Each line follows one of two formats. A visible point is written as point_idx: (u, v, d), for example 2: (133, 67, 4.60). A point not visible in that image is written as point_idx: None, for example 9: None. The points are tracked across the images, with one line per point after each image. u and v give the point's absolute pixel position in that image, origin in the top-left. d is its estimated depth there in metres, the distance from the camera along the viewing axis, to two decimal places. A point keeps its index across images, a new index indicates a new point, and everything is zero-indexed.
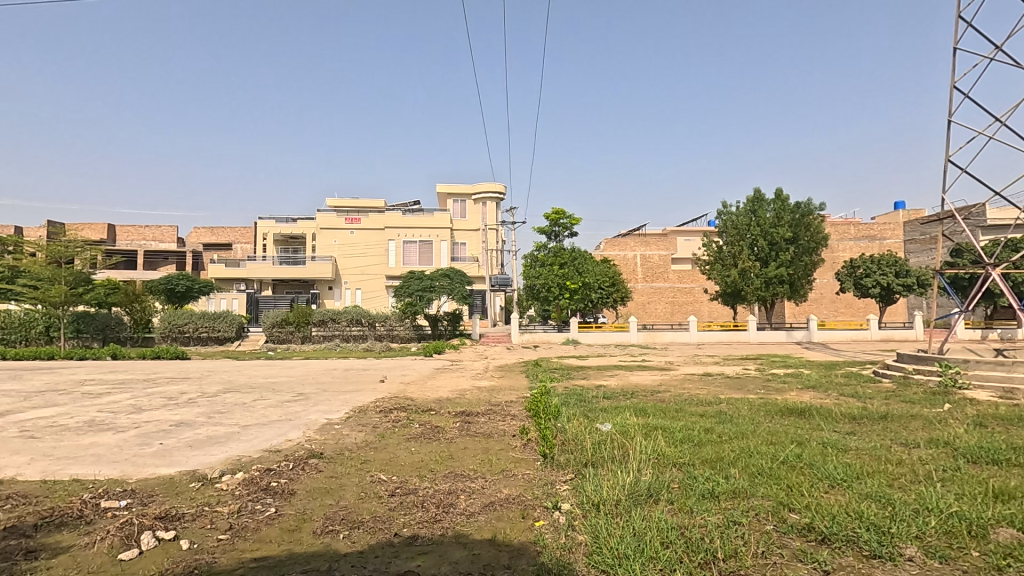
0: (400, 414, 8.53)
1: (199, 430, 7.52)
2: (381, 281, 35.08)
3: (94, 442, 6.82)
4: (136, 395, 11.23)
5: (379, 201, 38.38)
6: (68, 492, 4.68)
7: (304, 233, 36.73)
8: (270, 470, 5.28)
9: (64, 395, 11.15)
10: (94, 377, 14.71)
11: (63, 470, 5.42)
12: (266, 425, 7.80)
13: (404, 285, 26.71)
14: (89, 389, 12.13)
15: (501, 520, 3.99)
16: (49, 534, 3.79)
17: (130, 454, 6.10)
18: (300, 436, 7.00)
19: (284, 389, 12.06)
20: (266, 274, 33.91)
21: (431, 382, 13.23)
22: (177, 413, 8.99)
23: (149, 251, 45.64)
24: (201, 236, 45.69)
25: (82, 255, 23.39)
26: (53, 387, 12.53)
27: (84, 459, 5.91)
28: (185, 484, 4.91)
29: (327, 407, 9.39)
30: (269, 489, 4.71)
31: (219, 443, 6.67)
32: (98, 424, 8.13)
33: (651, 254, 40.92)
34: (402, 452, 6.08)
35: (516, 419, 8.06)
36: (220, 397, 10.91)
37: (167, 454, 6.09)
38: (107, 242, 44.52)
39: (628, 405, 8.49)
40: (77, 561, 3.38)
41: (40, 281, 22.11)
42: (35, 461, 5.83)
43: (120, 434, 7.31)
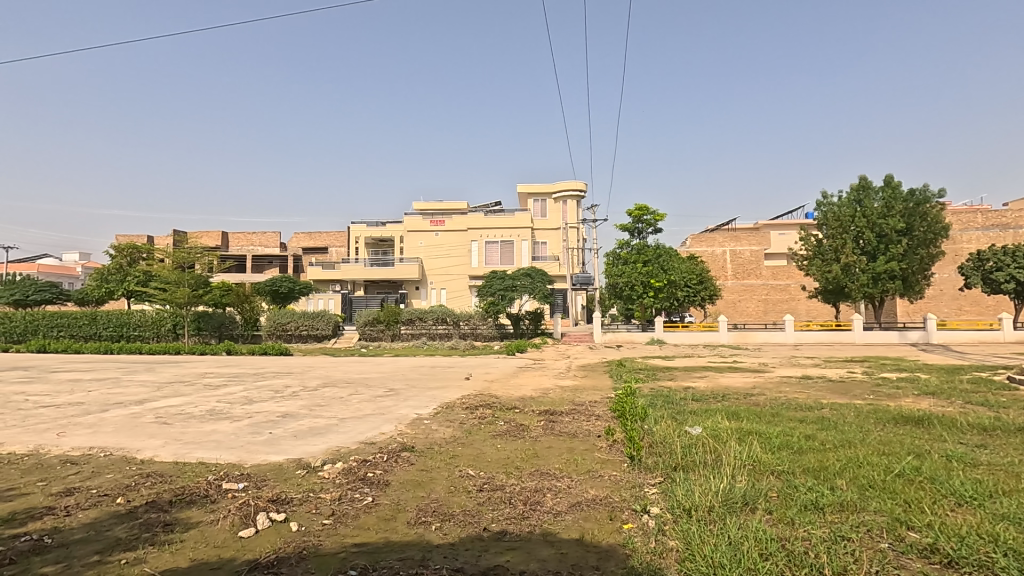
0: (485, 411, 8.73)
1: (302, 422, 8.09)
2: (464, 281, 35.98)
3: (215, 429, 7.58)
4: (249, 387, 12.34)
5: (462, 202, 39.47)
6: (195, 473, 5.24)
7: (393, 235, 38.62)
8: (366, 461, 5.60)
9: (190, 387, 12.47)
10: (213, 370, 16.31)
11: (190, 454, 6.06)
12: (362, 418, 8.28)
13: (488, 284, 27.25)
14: (209, 381, 13.47)
15: (589, 521, 3.96)
16: (181, 510, 4.26)
17: (245, 442, 6.71)
18: (392, 429, 7.36)
19: (376, 385, 12.73)
20: (358, 276, 36.06)
21: (515, 380, 13.40)
22: (283, 405, 9.77)
23: (257, 255, 49.84)
24: (300, 241, 49.56)
25: (201, 261, 25.87)
26: (180, 379, 14.06)
27: (207, 444, 6.58)
28: (292, 470, 5.33)
29: (416, 403, 9.79)
30: (366, 479, 4.99)
31: (320, 434, 7.17)
32: (218, 413, 9.02)
33: (741, 250, 38.93)
34: (489, 449, 6.21)
35: (600, 420, 7.96)
36: (320, 391, 11.71)
37: (276, 443, 6.63)
38: (221, 248, 49.23)
39: (718, 408, 8.11)
40: (205, 535, 3.77)
41: (168, 283, 24.76)
42: (167, 445, 6.56)
43: (233, 423, 8.03)
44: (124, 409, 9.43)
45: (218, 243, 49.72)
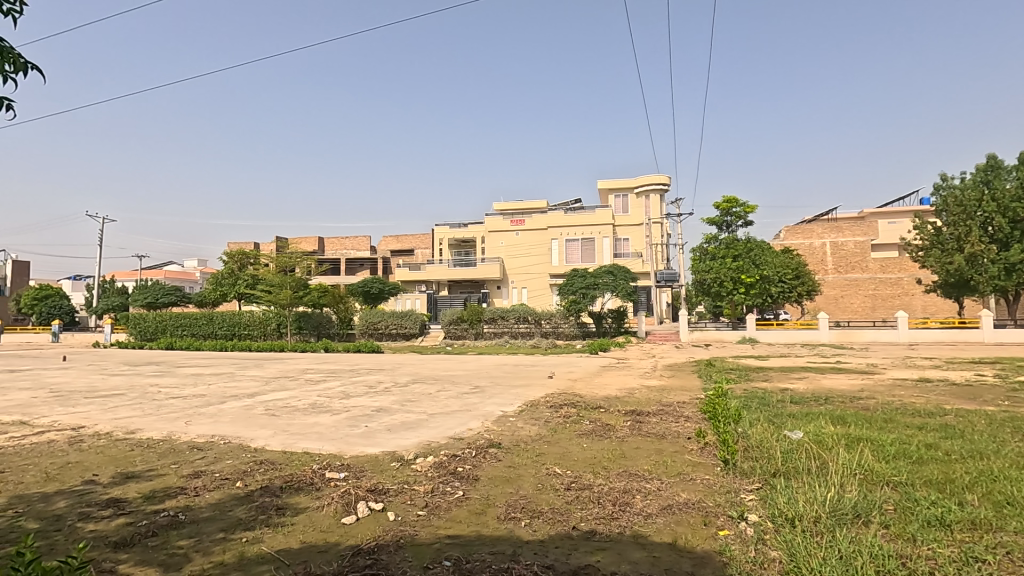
0: (570, 410, 8.70)
1: (394, 416, 8.48)
2: (545, 280, 36.04)
3: (317, 421, 8.14)
4: (345, 383, 13.15)
5: (542, 201, 39.61)
6: (302, 462, 5.67)
7: (474, 237, 39.72)
8: (456, 455, 5.78)
9: (294, 381, 13.48)
10: (313, 366, 17.53)
11: (297, 444, 6.56)
12: (450, 414, 8.55)
13: (569, 282, 27.12)
14: (310, 377, 14.49)
15: (681, 525, 3.84)
16: (291, 495, 4.61)
17: (344, 434, 7.16)
18: (479, 426, 7.53)
19: (462, 382, 13.07)
20: (442, 276, 37.28)
21: (599, 380, 13.25)
22: (377, 400, 10.31)
23: (350, 259, 52.93)
24: (388, 244, 52.00)
25: (301, 265, 27.76)
26: (285, 374, 15.24)
27: (311, 435, 7.08)
28: (387, 463, 5.61)
29: (502, 401, 9.94)
30: (456, 473, 5.15)
31: (411, 428, 7.49)
32: (319, 406, 9.69)
33: (844, 242, 36.02)
34: (575, 448, 6.18)
35: (690, 421, 7.67)
36: (410, 387, 12.24)
37: (372, 436, 7.00)
38: (318, 252, 52.74)
39: (820, 411, 7.56)
40: (312, 519, 4.06)
41: (273, 286, 26.87)
42: (276, 435, 7.12)
43: (333, 416, 8.57)
44: (240, 401, 10.38)
45: (315, 248, 53.31)
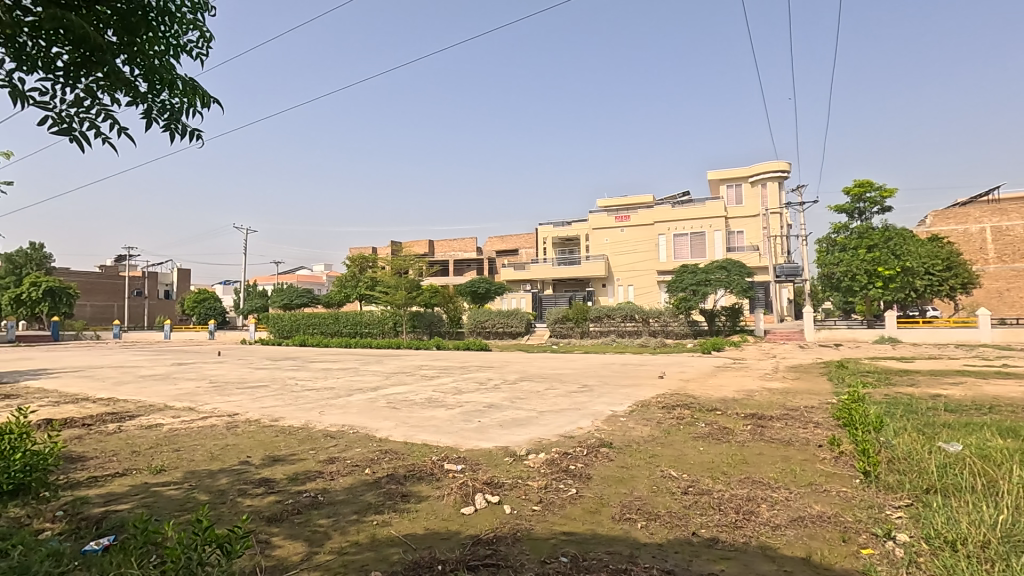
0: (684, 411, 8.37)
1: (505, 413, 8.70)
2: (652, 277, 34.93)
3: (434, 415, 8.58)
4: (458, 379, 13.71)
5: (648, 196, 38.46)
6: (422, 453, 6.00)
7: (578, 234, 39.51)
8: (567, 453, 5.79)
9: (411, 377, 14.30)
10: (427, 363, 18.49)
11: (417, 436, 6.96)
12: (559, 412, 8.60)
13: (679, 279, 26.06)
14: (425, 373, 15.30)
15: (815, 539, 3.55)
16: (414, 484, 4.91)
17: (459, 427, 7.48)
18: (589, 424, 7.50)
19: (570, 380, 13.07)
20: (546, 275, 37.56)
21: (714, 381, 12.61)
22: (488, 396, 10.63)
23: (458, 260, 55.10)
24: (494, 245, 53.38)
25: (414, 267, 29.39)
26: (403, 370, 16.23)
27: (429, 428, 7.48)
28: (501, 457, 5.77)
29: (611, 400, 9.80)
30: (569, 471, 5.17)
31: (522, 425, 7.64)
32: (435, 401, 10.19)
33: (1009, 226, 31.08)
34: (691, 451, 5.93)
35: (820, 428, 7.06)
36: (518, 384, 12.48)
37: (485, 431, 7.24)
38: (429, 254, 55.49)
39: (983, 422, 6.59)
40: (435, 507, 4.29)
41: (389, 288, 28.70)
42: (397, 426, 7.61)
43: (448, 410, 8.99)
44: (364, 394, 11.23)
45: (426, 250, 56.14)
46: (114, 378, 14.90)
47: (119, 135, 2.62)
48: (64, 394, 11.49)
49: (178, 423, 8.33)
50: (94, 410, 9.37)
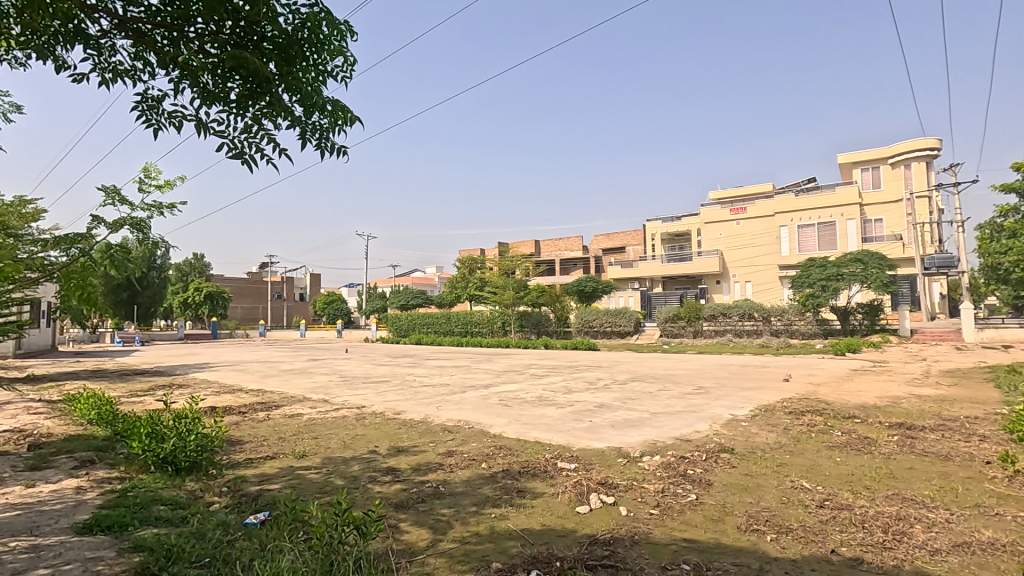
0: (815, 418, 7.69)
1: (616, 413, 8.56)
2: (773, 272, 32.43)
3: (545, 413, 8.66)
4: (567, 378, 13.71)
5: (768, 185, 35.83)
6: (535, 450, 6.09)
7: (689, 229, 37.83)
8: (685, 457, 5.57)
9: (521, 375, 14.55)
10: (536, 362, 18.69)
11: (529, 433, 7.08)
12: (675, 415, 8.28)
13: (805, 274, 24.01)
14: (535, 371, 15.49)
15: (986, 570, 3.09)
16: (528, 480, 4.99)
17: (571, 427, 7.48)
18: (707, 428, 7.15)
19: (684, 382, 12.53)
20: (656, 272, 36.45)
21: (850, 385, 11.43)
22: (599, 396, 10.51)
23: (564, 260, 55.12)
24: (600, 243, 52.75)
25: (520, 267, 30.26)
26: (513, 368, 16.57)
27: (540, 426, 7.57)
28: (615, 458, 5.68)
29: (730, 403, 9.25)
30: (687, 476, 4.97)
31: (635, 426, 7.46)
32: (545, 399, 10.28)
33: None
34: (825, 461, 5.44)
35: (986, 442, 6.13)
36: (630, 385, 12.21)
37: (596, 431, 7.18)
38: (535, 255, 56.14)
39: None
40: (549, 505, 4.33)
41: (498, 288, 29.50)
42: (510, 424, 7.79)
43: (559, 409, 9.03)
44: (477, 391, 11.61)
45: (533, 251, 56.83)
46: (261, 372, 16.79)
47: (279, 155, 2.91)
48: (223, 385, 13.16)
49: (315, 414, 9.19)
50: (247, 400, 10.63)
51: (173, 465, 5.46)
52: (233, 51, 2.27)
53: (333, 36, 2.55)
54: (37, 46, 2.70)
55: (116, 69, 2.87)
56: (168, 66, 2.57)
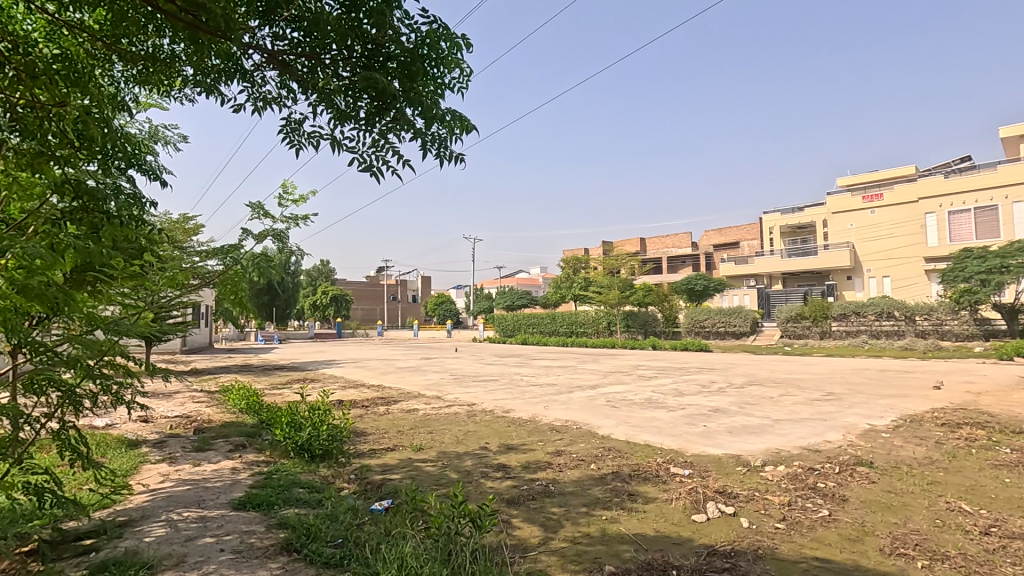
0: (975, 432, 6.70)
1: (734, 418, 8.09)
2: (917, 266, 28.75)
3: (655, 416, 8.40)
4: (678, 380, 13.18)
5: (909, 168, 31.90)
6: (646, 454, 5.93)
7: (814, 220, 34.77)
8: (814, 469, 5.12)
9: (629, 376, 14.24)
10: (644, 363, 18.18)
11: (639, 436, 6.91)
12: (800, 422, 7.65)
13: (959, 267, 21.23)
14: (643, 373, 15.07)
15: None
16: (640, 484, 4.87)
17: (684, 431, 7.19)
18: (840, 438, 6.52)
19: (810, 387, 11.52)
20: (775, 268, 34.02)
21: (1021, 395, 9.81)
22: (713, 400, 9.98)
23: (671, 257, 53.09)
24: (711, 238, 50.19)
25: (625, 266, 29.79)
26: (621, 369, 16.25)
27: (651, 429, 7.36)
28: (733, 466, 5.37)
29: (867, 412, 8.35)
30: (817, 489, 4.56)
31: (755, 433, 6.99)
32: (655, 401, 9.96)
33: None
34: (989, 482, 4.72)
35: None
36: (747, 389, 11.47)
37: (712, 436, 6.83)
38: (641, 253, 54.70)
39: None
40: (663, 511, 4.18)
41: (603, 287, 29.16)
42: (619, 425, 7.66)
43: (670, 412, 8.71)
44: (584, 392, 11.54)
45: (638, 249, 55.44)
46: (380, 369, 18.01)
47: (402, 166, 3.06)
48: (349, 380, 14.29)
49: (429, 409, 9.69)
50: (369, 395, 11.46)
51: (309, 452, 6.04)
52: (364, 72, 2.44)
53: (451, 49, 2.67)
54: (205, 84, 3.09)
55: (266, 97, 3.21)
56: (308, 91, 2.83)
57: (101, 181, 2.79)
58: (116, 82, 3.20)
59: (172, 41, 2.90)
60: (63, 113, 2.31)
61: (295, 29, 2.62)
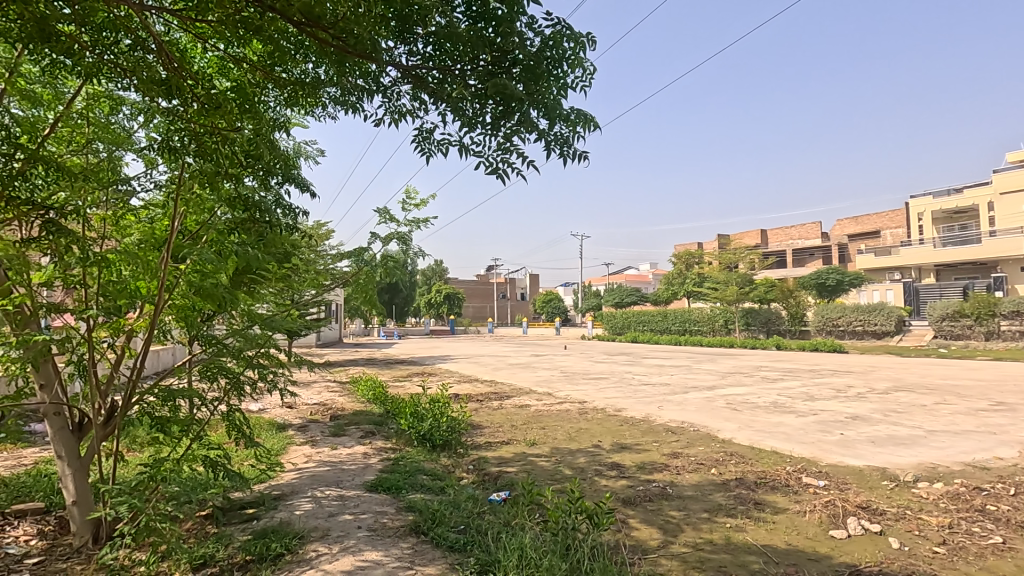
0: None
1: (877, 427, 7.27)
2: None
3: (783, 421, 7.80)
4: (808, 383, 12.10)
5: None
6: (773, 461, 5.53)
7: (975, 203, 30.13)
8: (981, 489, 4.47)
9: (751, 378, 13.34)
10: (767, 364, 16.94)
11: (765, 442, 6.47)
12: (962, 434, 6.68)
13: None
14: (767, 375, 14.04)
15: None
16: (767, 493, 4.56)
17: (817, 439, 6.60)
18: (1014, 455, 5.61)
19: (974, 395, 10.00)
20: (925, 260, 30.10)
21: None
22: (851, 406, 9.04)
23: (798, 250, 48.95)
24: (846, 228, 45.46)
25: (744, 260, 27.96)
26: (741, 370, 15.26)
27: (778, 435, 6.85)
28: (878, 480, 4.83)
29: None
30: (986, 512, 3.97)
31: (905, 444, 6.24)
32: (781, 405, 9.25)
33: None
34: None
35: None
36: (893, 395, 10.23)
37: (851, 446, 6.20)
38: (762, 245, 51.02)
39: None
40: (795, 523, 3.88)
41: (720, 284, 27.70)
42: (741, 429, 7.22)
43: (800, 418, 8.03)
44: (701, 393, 11.01)
45: (759, 241, 51.77)
46: (492, 365, 18.54)
47: (527, 168, 3.09)
48: (463, 375, 14.89)
49: (541, 405, 9.80)
50: (483, 390, 11.86)
51: (431, 441, 6.41)
52: (493, 80, 2.51)
53: (575, 49, 2.69)
54: (344, 102, 3.36)
55: (400, 110, 3.41)
56: (439, 102, 2.97)
57: (261, 196, 3.14)
58: (272, 106, 3.57)
59: (317, 66, 3.19)
60: (235, 138, 2.72)
61: (428, 44, 2.76)
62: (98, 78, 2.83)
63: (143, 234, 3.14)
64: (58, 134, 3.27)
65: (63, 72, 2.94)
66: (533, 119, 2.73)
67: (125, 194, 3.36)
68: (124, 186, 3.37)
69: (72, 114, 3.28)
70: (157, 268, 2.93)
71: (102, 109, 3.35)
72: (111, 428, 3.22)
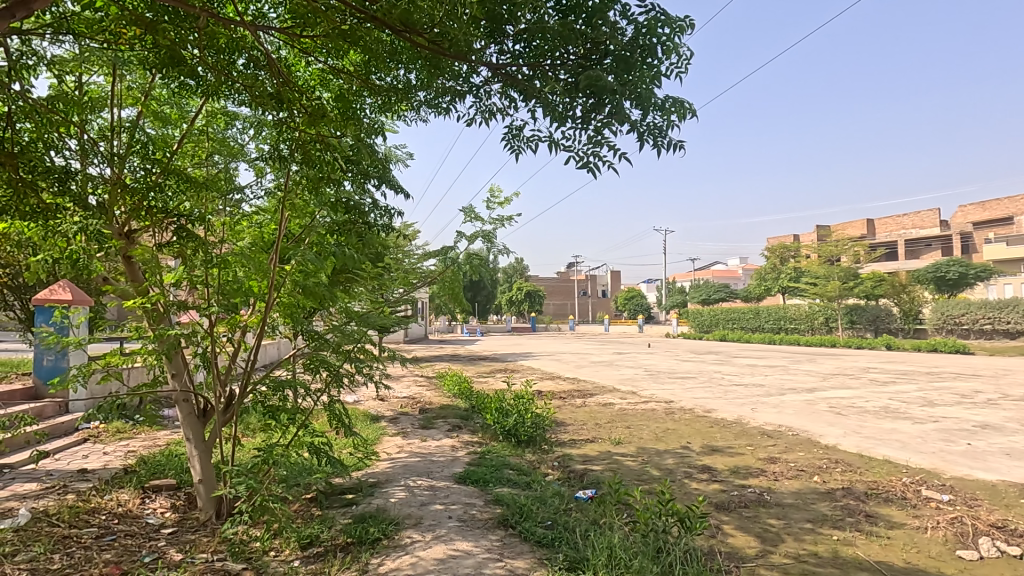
0: None
1: (1013, 438, 6.44)
2: None
3: (897, 428, 7.11)
4: (926, 387, 10.94)
5: None
6: (886, 471, 5.06)
7: None
8: None
9: (857, 380, 12.28)
10: (876, 366, 15.53)
11: (875, 450, 5.94)
12: None
13: None
14: (876, 377, 12.85)
15: None
16: (880, 505, 4.18)
17: (938, 448, 5.96)
18: None
19: None
20: None
21: None
22: (980, 413, 8.07)
23: (911, 241, 44.56)
24: (970, 215, 40.62)
25: (848, 252, 25.78)
26: (846, 372, 14.08)
27: (891, 443, 6.26)
28: (1015, 497, 4.28)
29: None
30: None
31: None
32: (894, 411, 8.43)
33: None
34: None
35: None
36: None
37: (980, 457, 5.55)
38: (868, 236, 46.84)
39: None
40: (914, 540, 3.53)
41: (820, 278, 25.80)
42: (848, 435, 6.68)
43: (917, 425, 7.28)
44: (800, 395, 10.30)
45: (864, 232, 47.58)
46: (575, 362, 18.43)
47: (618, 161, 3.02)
48: (546, 372, 14.93)
49: (626, 404, 9.62)
50: (565, 387, 11.81)
51: (516, 436, 6.50)
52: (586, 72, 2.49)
53: (671, 34, 2.59)
54: (436, 104, 3.46)
55: (491, 109, 3.46)
56: (529, 98, 2.98)
57: (358, 198, 3.30)
58: (368, 113, 3.75)
59: (409, 71, 3.32)
60: (335, 145, 2.88)
61: (520, 42, 2.79)
62: (216, 95, 3.12)
63: (254, 238, 3.41)
64: (183, 150, 3.66)
65: (189, 93, 3.27)
66: (626, 110, 2.67)
67: (238, 201, 3.69)
68: (238, 194, 3.69)
69: (195, 131, 3.65)
70: (267, 269, 3.17)
71: (219, 124, 3.67)
72: (230, 415, 3.54)
